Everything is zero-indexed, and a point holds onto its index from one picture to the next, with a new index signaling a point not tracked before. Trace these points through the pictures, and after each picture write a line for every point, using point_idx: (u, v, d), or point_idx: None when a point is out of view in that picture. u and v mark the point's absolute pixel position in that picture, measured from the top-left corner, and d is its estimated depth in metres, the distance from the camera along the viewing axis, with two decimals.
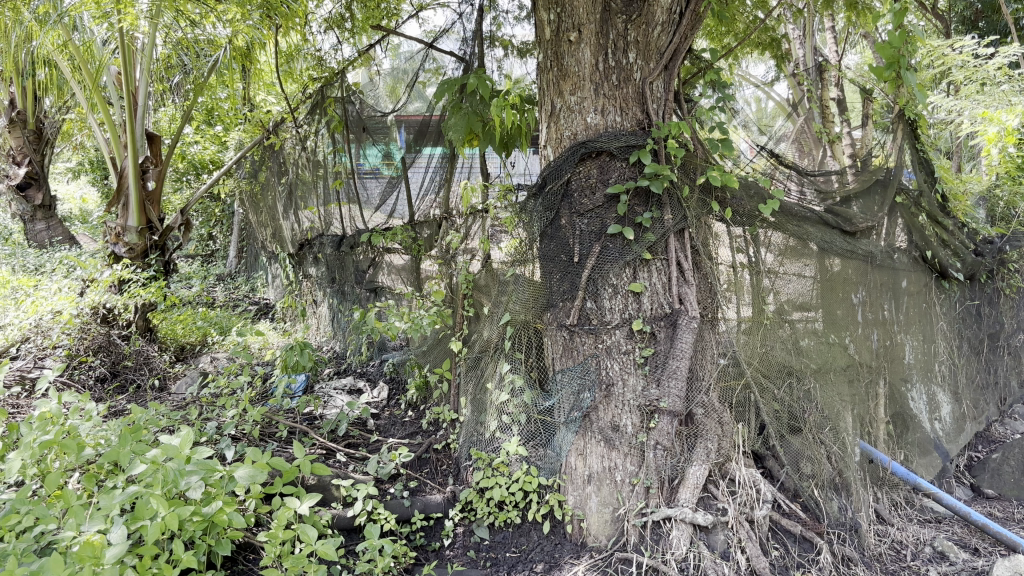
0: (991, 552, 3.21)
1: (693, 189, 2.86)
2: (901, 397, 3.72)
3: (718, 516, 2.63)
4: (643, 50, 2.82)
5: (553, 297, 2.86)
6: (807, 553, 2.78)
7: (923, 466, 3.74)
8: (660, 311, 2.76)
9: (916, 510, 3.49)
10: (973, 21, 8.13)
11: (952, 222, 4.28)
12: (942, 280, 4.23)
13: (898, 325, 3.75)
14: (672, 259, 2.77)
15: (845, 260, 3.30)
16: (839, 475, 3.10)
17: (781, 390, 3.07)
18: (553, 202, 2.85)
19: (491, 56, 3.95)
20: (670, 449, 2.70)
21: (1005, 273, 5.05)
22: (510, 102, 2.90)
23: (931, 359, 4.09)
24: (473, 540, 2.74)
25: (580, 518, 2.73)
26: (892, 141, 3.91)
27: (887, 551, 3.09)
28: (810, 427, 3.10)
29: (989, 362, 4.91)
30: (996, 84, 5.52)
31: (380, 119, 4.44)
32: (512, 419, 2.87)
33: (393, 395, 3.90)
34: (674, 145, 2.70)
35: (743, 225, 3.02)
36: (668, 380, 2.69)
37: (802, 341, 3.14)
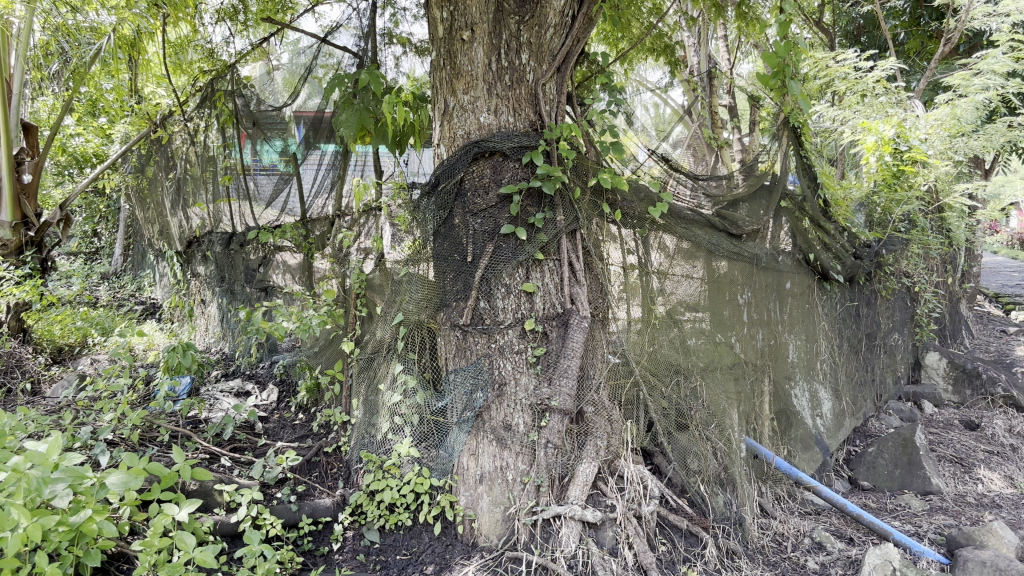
0: (864, 541, 3.37)
1: (585, 191, 2.92)
2: (785, 395, 3.87)
3: (607, 513, 2.68)
4: (535, 52, 2.86)
5: (446, 297, 2.81)
6: (693, 548, 2.85)
7: (805, 460, 3.89)
8: (553, 311, 2.80)
9: (797, 503, 3.65)
10: (855, 35, 8.60)
11: (833, 227, 4.52)
12: (823, 281, 4.41)
13: (782, 324, 3.89)
14: (564, 260, 2.81)
15: (731, 262, 3.41)
16: (724, 471, 3.18)
17: (668, 387, 3.17)
18: (445, 201, 2.82)
19: (388, 53, 3.95)
20: (560, 447, 2.74)
21: (881, 275, 5.42)
22: (402, 99, 2.86)
23: (813, 357, 4.26)
24: (363, 544, 2.69)
25: (472, 518, 2.69)
26: (778, 148, 4.04)
27: (769, 543, 3.20)
28: (696, 424, 3.19)
29: (867, 360, 5.16)
30: (874, 96, 5.78)
31: (274, 114, 4.34)
32: (405, 420, 2.83)
33: (282, 397, 3.80)
34: (566, 147, 2.75)
35: (634, 226, 3.09)
36: (560, 379, 2.72)
37: (689, 339, 3.25)
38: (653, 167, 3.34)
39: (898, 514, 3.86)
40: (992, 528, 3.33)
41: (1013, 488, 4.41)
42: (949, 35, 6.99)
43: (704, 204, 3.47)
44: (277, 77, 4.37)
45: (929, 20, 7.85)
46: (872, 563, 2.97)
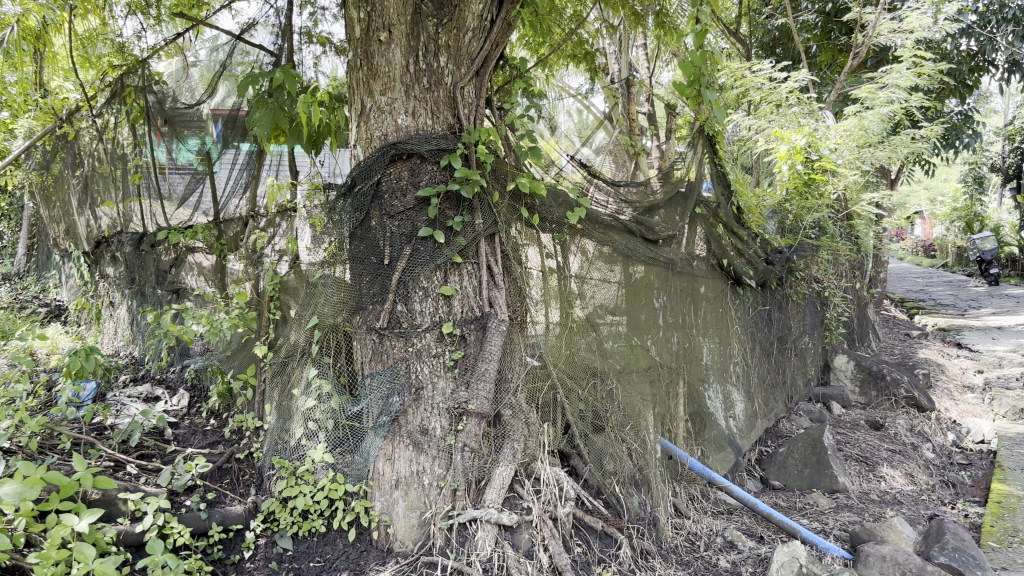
0: (774, 539, 3.47)
1: (503, 195, 2.91)
2: (699, 397, 3.96)
3: (523, 515, 2.69)
4: (454, 55, 2.85)
5: (362, 300, 2.77)
6: (609, 548, 2.90)
7: (717, 460, 3.98)
8: (471, 314, 2.79)
9: (710, 503, 3.73)
10: (770, 47, 8.83)
11: (745, 233, 4.64)
12: (736, 286, 4.53)
13: (696, 328, 3.97)
14: (483, 264, 2.81)
15: (647, 266, 3.46)
16: (639, 471, 3.24)
17: (584, 390, 3.17)
18: (362, 203, 2.77)
19: (308, 52, 3.89)
20: (477, 451, 2.74)
21: (793, 280, 5.58)
22: (317, 99, 2.82)
23: (726, 360, 4.36)
24: (275, 551, 2.65)
25: (387, 523, 2.67)
26: (693, 156, 4.14)
27: (682, 543, 3.27)
28: (612, 426, 3.22)
29: (779, 363, 5.31)
30: (788, 106, 5.97)
31: (191, 111, 4.21)
32: (319, 425, 2.78)
33: (194, 403, 3.70)
34: (485, 151, 2.74)
35: (552, 231, 3.08)
36: (477, 382, 2.73)
37: (606, 342, 3.27)
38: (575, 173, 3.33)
39: (807, 512, 3.99)
40: (891, 525, 3.49)
41: (912, 485, 4.63)
42: (858, 49, 7.27)
43: (625, 210, 3.46)
44: (193, 73, 4.23)
45: (839, 34, 8.23)
46: (780, 560, 3.06)
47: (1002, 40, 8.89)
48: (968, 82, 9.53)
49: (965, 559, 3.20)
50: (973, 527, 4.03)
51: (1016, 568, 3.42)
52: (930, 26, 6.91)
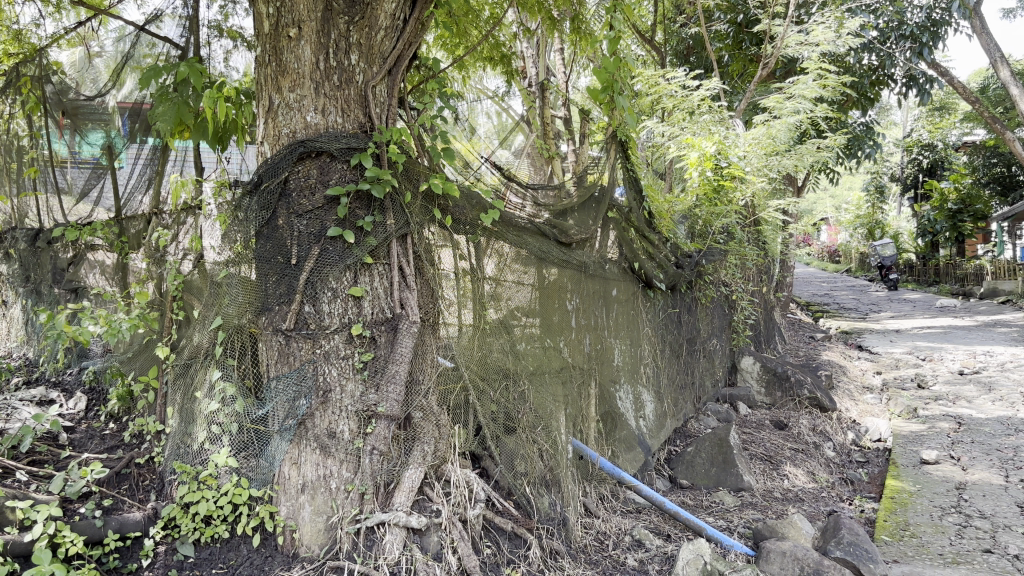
0: (680, 538, 3.55)
1: (416, 196, 2.89)
2: (610, 397, 4.01)
3: (432, 518, 2.69)
4: (366, 53, 2.83)
5: (269, 301, 2.71)
6: (518, 549, 2.93)
7: (627, 460, 4.06)
8: (381, 316, 2.76)
9: (620, 502, 3.78)
10: (684, 55, 9.13)
11: (656, 237, 4.74)
12: (647, 289, 4.61)
13: (607, 330, 4.02)
14: (394, 264, 2.79)
15: (560, 269, 3.47)
16: (551, 471, 3.25)
17: (496, 392, 3.15)
18: (269, 201, 2.70)
19: (218, 47, 3.81)
20: (386, 454, 2.72)
21: (701, 284, 5.72)
22: (221, 94, 2.74)
23: (637, 361, 4.43)
24: (175, 558, 2.56)
25: (292, 528, 2.62)
26: (607, 160, 4.20)
27: (591, 543, 3.30)
28: (524, 426, 3.21)
29: (687, 364, 5.42)
30: (699, 114, 6.13)
31: (94, 103, 4.05)
32: (223, 429, 2.68)
33: (91, 406, 3.55)
34: (395, 151, 2.71)
35: (466, 232, 3.04)
36: (387, 385, 2.71)
37: (519, 344, 3.25)
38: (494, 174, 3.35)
39: (713, 510, 4.09)
40: (791, 521, 3.60)
41: (813, 482, 4.79)
42: (767, 60, 7.50)
43: (541, 213, 3.44)
44: (97, 64, 4.06)
45: (749, 45, 8.53)
46: (685, 558, 3.12)
47: (901, 56, 9.27)
48: (870, 95, 9.96)
49: (859, 552, 3.34)
50: (869, 522, 4.20)
51: (906, 560, 3.58)
52: (834, 41, 7.19)
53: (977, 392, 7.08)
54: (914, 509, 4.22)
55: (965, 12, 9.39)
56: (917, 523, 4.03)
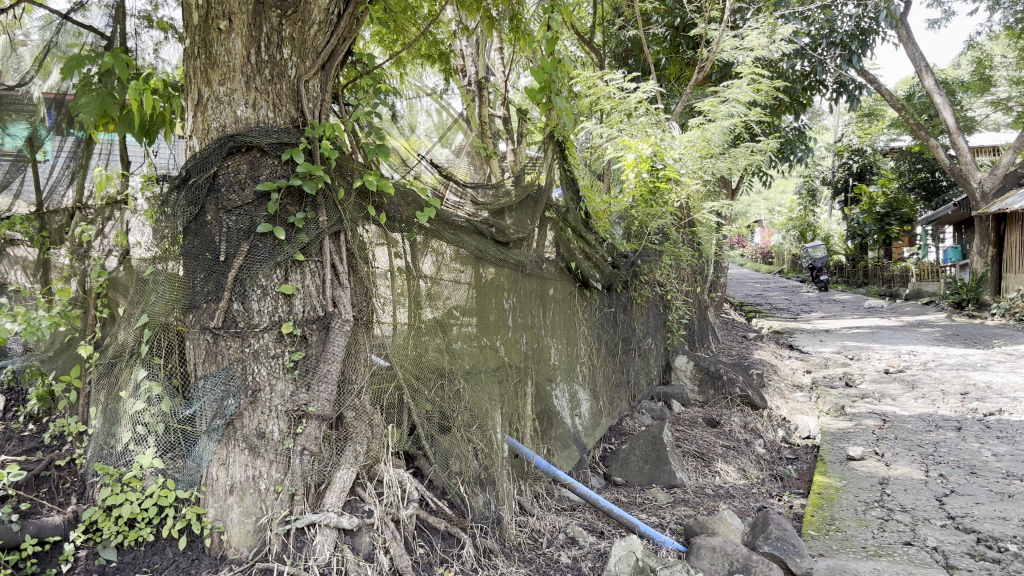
0: (613, 535, 3.59)
1: (348, 192, 2.83)
2: (546, 396, 4.02)
3: (364, 519, 2.67)
4: (298, 48, 2.79)
5: (196, 298, 2.64)
6: (452, 548, 2.93)
7: (562, 458, 4.08)
8: (313, 315, 2.72)
9: (555, 500, 3.81)
10: (623, 57, 9.33)
11: (593, 237, 4.78)
12: (584, 288, 4.65)
13: (544, 329, 4.03)
14: (326, 262, 2.75)
15: (497, 268, 3.46)
16: (485, 470, 3.25)
17: (431, 390, 3.11)
18: (197, 196, 2.64)
19: (147, 38, 3.68)
20: (316, 455, 2.66)
21: (636, 283, 5.78)
22: (148, 87, 2.68)
23: (573, 360, 4.46)
24: (97, 563, 2.49)
25: (221, 530, 2.58)
26: (544, 160, 4.21)
27: (525, 540, 3.32)
28: (458, 425, 3.19)
29: (623, 363, 5.48)
30: (636, 116, 6.20)
31: (15, 93, 3.83)
32: (148, 430, 2.62)
33: (9, 406, 3.43)
34: (328, 146, 2.68)
35: (401, 230, 3.01)
36: (318, 384, 2.67)
37: (455, 343, 3.21)
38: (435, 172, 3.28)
39: (645, 506, 4.14)
40: (721, 517, 3.67)
41: (744, 479, 4.89)
42: (703, 63, 7.62)
43: (480, 212, 3.42)
44: (22, 52, 3.82)
45: (686, 49, 8.74)
46: (617, 554, 3.16)
47: (832, 62, 9.63)
48: (802, 100, 10.20)
49: (786, 547, 3.42)
50: (796, 517, 4.30)
51: (831, 554, 3.68)
52: (767, 46, 7.36)
53: (902, 391, 7.31)
54: (839, 504, 4.34)
55: (891, 21, 9.70)
56: (842, 518, 4.14)
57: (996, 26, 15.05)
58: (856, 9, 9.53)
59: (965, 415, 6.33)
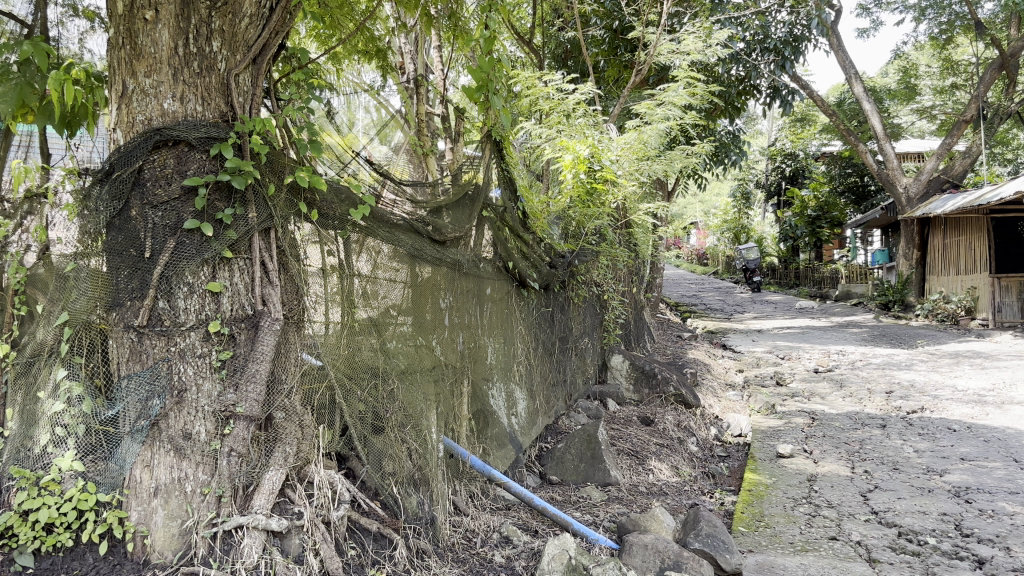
0: (547, 534, 3.60)
1: (280, 188, 2.77)
2: (482, 395, 4.01)
3: (294, 521, 2.63)
4: (228, 41, 2.74)
5: (119, 296, 2.55)
6: (384, 549, 2.91)
7: (498, 457, 4.09)
8: (241, 313, 2.68)
9: (489, 499, 3.82)
10: (562, 58, 9.45)
11: (530, 237, 4.79)
12: (521, 288, 4.66)
13: (481, 328, 4.02)
14: (256, 259, 2.70)
15: (433, 267, 3.45)
16: (419, 470, 3.22)
17: (364, 391, 3.02)
18: (120, 190, 2.56)
19: (72, 28, 3.58)
20: (244, 456, 2.62)
21: (573, 283, 5.86)
22: (70, 77, 2.57)
23: (510, 360, 4.46)
24: (13, 570, 2.43)
25: (144, 534, 2.51)
26: (481, 159, 4.21)
27: (459, 541, 3.32)
28: (392, 426, 3.13)
29: (560, 363, 5.50)
30: (574, 117, 6.23)
31: None
32: (68, 431, 2.54)
33: None
34: (259, 141, 2.63)
35: (334, 228, 2.92)
36: (247, 385, 2.62)
37: (390, 343, 3.16)
38: (372, 170, 3.18)
39: (580, 505, 4.16)
40: (654, 515, 3.71)
41: (676, 477, 4.96)
42: (640, 65, 7.69)
43: (418, 211, 3.40)
44: None
45: (624, 51, 8.85)
46: (550, 553, 3.17)
47: (765, 68, 9.87)
48: (737, 104, 10.39)
49: (716, 544, 3.48)
50: (727, 514, 4.38)
51: (760, 550, 3.75)
52: (703, 50, 7.47)
53: (830, 389, 7.51)
54: (768, 501, 4.43)
55: (822, 29, 9.95)
56: (771, 514, 4.22)
57: (922, 37, 15.58)
58: (789, 16, 9.76)
59: (890, 413, 6.52)
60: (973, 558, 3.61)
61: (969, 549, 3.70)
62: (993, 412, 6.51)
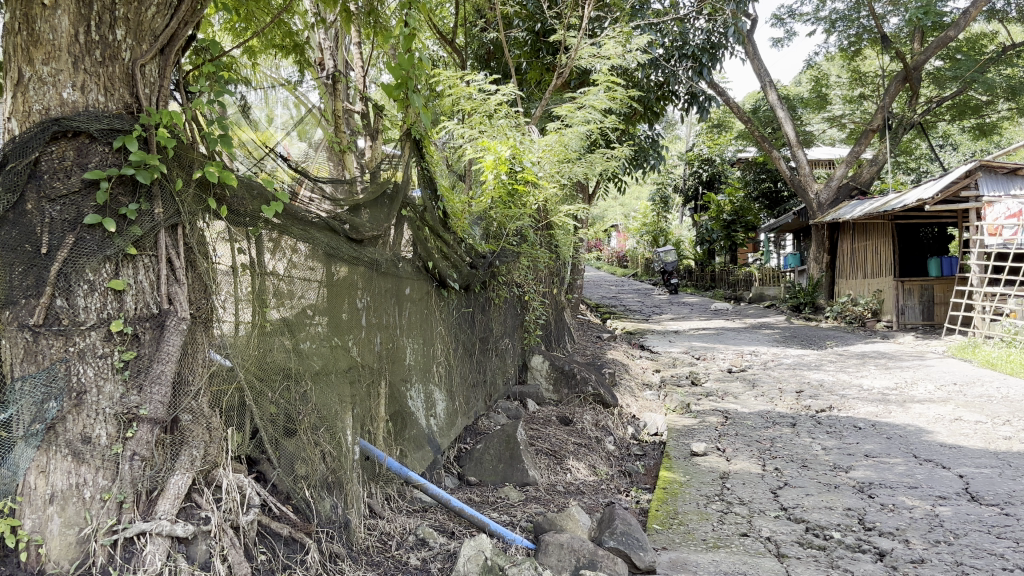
0: (464, 535, 3.59)
1: (188, 184, 2.68)
2: (400, 397, 3.96)
3: (200, 526, 2.57)
4: (134, 29, 2.65)
5: (13, 293, 2.38)
6: (295, 554, 2.89)
7: (415, 459, 4.06)
8: (145, 312, 2.59)
9: (406, 501, 3.78)
10: (485, 59, 9.48)
11: (451, 237, 4.76)
12: (441, 288, 4.64)
13: (399, 329, 3.98)
14: (162, 256, 2.62)
15: (350, 266, 3.39)
16: (333, 473, 3.17)
17: (276, 393, 2.93)
18: (15, 181, 2.38)
19: None
20: (148, 460, 2.54)
21: (494, 284, 5.86)
22: None
23: (429, 361, 4.43)
24: None
25: (38, 543, 2.40)
26: (401, 158, 4.16)
27: (374, 543, 3.30)
28: (305, 429, 3.04)
29: (480, 363, 5.48)
30: (496, 117, 6.23)
31: None
32: None
33: None
34: (165, 134, 2.53)
35: (246, 225, 2.83)
36: (151, 386, 2.55)
37: (303, 343, 3.07)
38: (289, 168, 3.12)
39: (497, 505, 4.16)
40: (570, 514, 3.73)
41: (594, 476, 5.01)
42: (561, 68, 7.74)
43: (335, 209, 3.35)
44: None
45: (546, 54, 8.96)
46: (466, 554, 3.15)
47: (683, 73, 10.10)
48: (656, 109, 10.58)
49: (630, 542, 3.53)
50: (642, 512, 4.44)
51: (674, 547, 3.81)
52: (623, 54, 7.57)
53: (743, 388, 7.70)
54: (683, 498, 4.51)
55: (738, 37, 10.23)
56: (684, 512, 4.30)
57: (832, 48, 16.15)
58: (706, 23, 10.01)
59: (800, 412, 6.72)
60: (875, 550, 3.75)
61: (870, 542, 3.84)
62: (896, 410, 6.77)
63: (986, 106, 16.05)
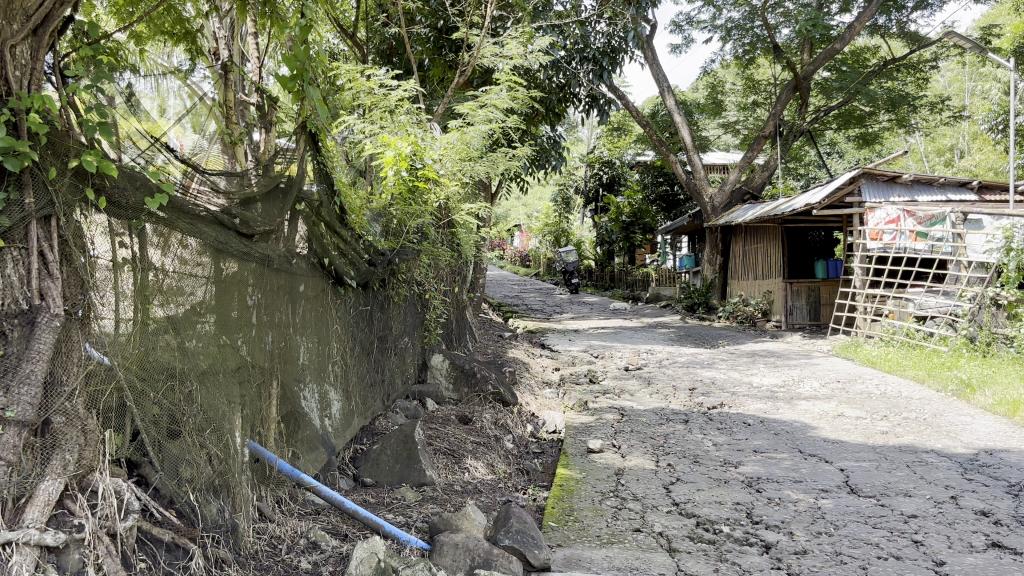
0: (357, 537, 3.53)
1: (63, 172, 2.54)
2: (292, 397, 3.86)
3: (72, 534, 2.45)
4: (4, 9, 2.51)
5: None
6: (177, 561, 2.77)
7: (308, 460, 3.97)
8: (14, 308, 2.46)
9: (298, 504, 3.69)
10: (386, 55, 9.38)
11: (348, 233, 4.67)
12: (337, 285, 4.55)
13: (292, 327, 3.88)
14: (32, 250, 2.49)
15: (239, 262, 3.28)
16: (219, 476, 3.05)
17: (159, 392, 2.81)
18: None
19: None
20: (14, 465, 2.38)
21: (394, 282, 5.79)
22: None
23: (324, 360, 4.33)
24: None
25: None
26: (297, 151, 4.05)
27: (263, 547, 3.21)
28: (189, 430, 2.92)
29: (377, 362, 5.40)
30: (397, 113, 6.14)
31: None
32: None
33: None
34: (37, 119, 2.39)
35: (128, 218, 2.69)
36: (18, 387, 2.41)
37: (189, 342, 2.96)
38: (180, 161, 2.97)
39: (393, 506, 4.11)
40: (466, 513, 3.71)
41: (491, 474, 5.01)
42: (464, 65, 7.69)
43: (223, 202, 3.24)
44: None
45: (448, 52, 8.95)
46: (359, 557, 3.09)
47: (585, 76, 10.26)
48: (557, 110, 10.68)
49: (525, 539, 3.53)
50: (538, 510, 4.46)
51: (569, 544, 3.84)
52: (525, 55, 7.59)
53: (639, 386, 7.85)
54: (578, 495, 4.56)
55: (639, 42, 10.47)
56: (580, 508, 4.34)
57: (728, 56, 16.66)
58: (607, 27, 10.19)
59: (693, 409, 6.90)
60: (761, 543, 3.87)
61: (757, 535, 3.96)
62: (783, 406, 7.02)
63: (868, 117, 16.88)
